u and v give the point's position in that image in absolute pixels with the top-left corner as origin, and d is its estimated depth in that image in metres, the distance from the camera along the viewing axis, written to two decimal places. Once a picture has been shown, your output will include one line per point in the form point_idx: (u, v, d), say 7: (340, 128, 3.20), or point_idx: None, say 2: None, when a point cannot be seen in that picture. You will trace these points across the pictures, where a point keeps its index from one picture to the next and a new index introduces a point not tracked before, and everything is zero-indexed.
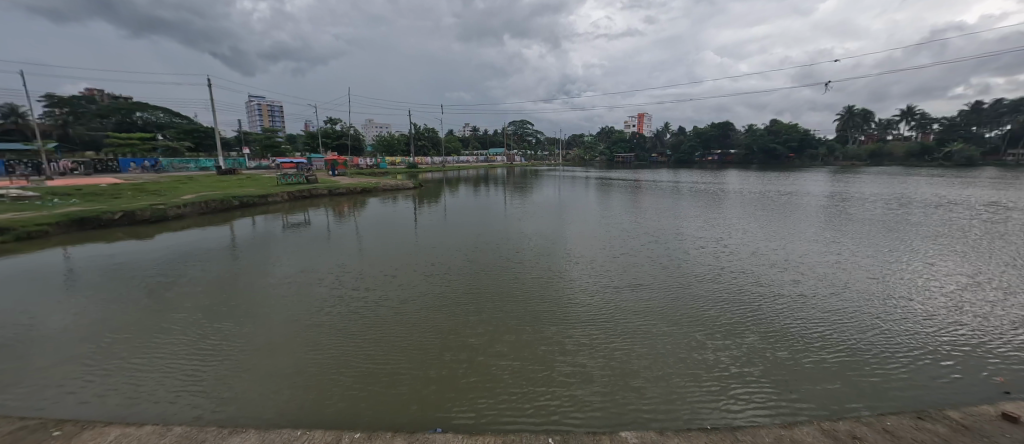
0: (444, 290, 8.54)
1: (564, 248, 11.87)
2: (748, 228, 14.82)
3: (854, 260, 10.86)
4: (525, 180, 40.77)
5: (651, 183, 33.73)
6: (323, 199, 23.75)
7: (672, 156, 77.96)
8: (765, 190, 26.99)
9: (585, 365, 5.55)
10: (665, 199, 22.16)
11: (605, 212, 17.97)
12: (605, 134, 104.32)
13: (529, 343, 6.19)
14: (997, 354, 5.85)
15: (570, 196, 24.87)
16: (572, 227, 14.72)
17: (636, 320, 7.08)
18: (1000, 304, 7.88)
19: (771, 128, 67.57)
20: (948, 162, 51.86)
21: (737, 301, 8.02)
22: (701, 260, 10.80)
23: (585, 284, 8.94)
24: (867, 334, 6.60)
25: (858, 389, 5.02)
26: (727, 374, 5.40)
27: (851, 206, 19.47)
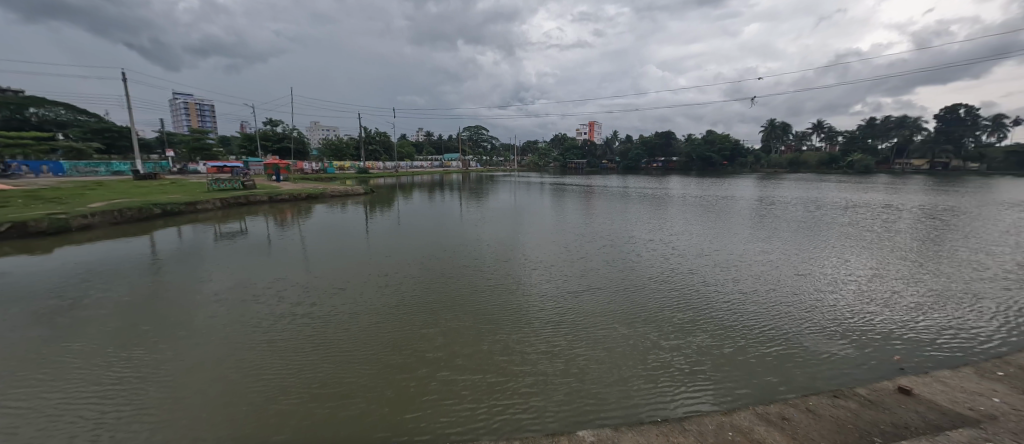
0: (397, 292, 7.39)
1: (519, 248, 10.94)
2: (696, 225, 14.96)
3: (805, 245, 11.18)
4: (480, 185, 40.03)
5: (602, 188, 34.54)
6: (261, 205, 21.37)
7: (619, 163, 80.93)
8: (704, 195, 28.40)
9: (558, 360, 4.81)
10: (617, 204, 22.33)
11: (559, 217, 17.53)
12: (557, 142, 106.72)
13: (495, 342, 5.29)
14: (954, 316, 5.93)
15: (526, 201, 24.44)
16: (527, 230, 13.92)
17: (588, 313, 6.17)
18: (939, 273, 8.26)
19: (707, 137, 72.55)
20: (851, 170, 58.89)
21: (687, 286, 7.38)
22: (652, 251, 10.30)
23: (536, 280, 7.96)
24: (837, 306, 6.47)
25: (790, 358, 4.77)
26: (678, 366, 4.63)
27: (782, 206, 20.98)
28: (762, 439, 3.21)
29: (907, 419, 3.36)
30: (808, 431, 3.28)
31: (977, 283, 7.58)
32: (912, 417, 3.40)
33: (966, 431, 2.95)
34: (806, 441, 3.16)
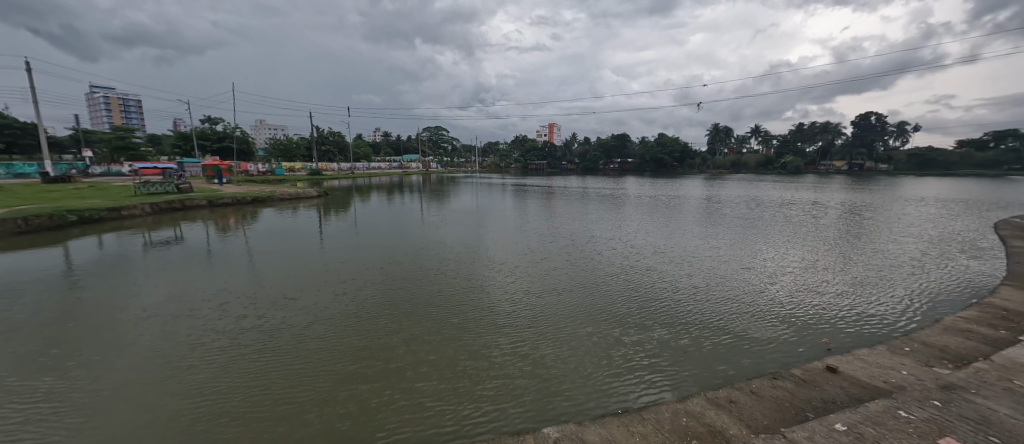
0: (355, 299, 7.11)
1: (482, 250, 10.87)
2: (651, 223, 15.65)
3: (746, 240, 12.08)
4: (440, 187, 39.46)
5: (561, 189, 35.24)
6: (200, 210, 19.66)
7: (578, 165, 83.03)
8: (658, 195, 29.82)
9: (521, 360, 4.85)
10: (577, 204, 22.85)
11: (520, 217, 17.63)
12: (517, 144, 107.67)
13: (459, 346, 5.24)
14: (871, 300, 6.66)
15: (487, 203, 24.38)
16: (489, 231, 13.88)
17: (552, 313, 6.26)
18: (857, 262, 9.25)
19: (659, 140, 76.33)
20: (784, 171, 64.50)
21: (644, 283, 7.70)
22: (611, 250, 10.64)
23: (500, 281, 7.95)
24: (775, 295, 7.05)
25: (737, 345, 5.13)
26: (639, 360, 4.82)
27: (726, 205, 22.55)
28: (713, 422, 3.43)
29: (834, 394, 3.74)
30: (753, 412, 3.54)
31: (890, 270, 8.54)
32: (839, 393, 3.77)
33: (881, 400, 3.31)
34: (750, 421, 3.41)
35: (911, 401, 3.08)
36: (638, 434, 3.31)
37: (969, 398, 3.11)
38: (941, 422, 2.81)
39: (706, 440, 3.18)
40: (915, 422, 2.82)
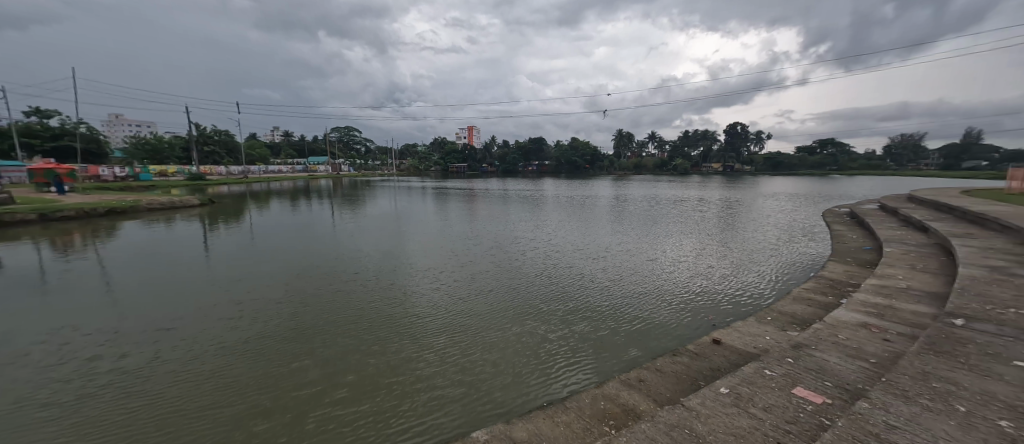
0: (256, 322, 6.27)
1: (402, 257, 10.40)
2: (568, 222, 16.55)
3: (649, 234, 13.49)
4: (353, 191, 36.82)
5: (482, 191, 35.49)
6: (27, 226, 15.49)
7: (499, 167, 84.41)
8: (573, 195, 31.73)
9: (449, 368, 4.76)
10: (499, 206, 23.20)
11: (442, 221, 17.28)
12: (436, 146, 105.51)
13: (382, 362, 4.94)
14: (745, 280, 7.91)
15: (406, 207, 23.44)
16: (410, 237, 13.33)
17: (479, 317, 6.24)
18: (733, 249, 10.94)
19: (573, 144, 81.35)
20: (676, 172, 73.53)
21: (565, 279, 8.10)
22: (533, 250, 10.99)
23: (424, 289, 7.68)
24: (674, 281, 7.97)
25: (645, 329, 5.69)
26: (563, 354, 5.06)
27: (630, 203, 24.93)
28: (627, 401, 3.76)
29: (719, 363, 4.38)
30: (658, 388, 3.97)
31: (757, 254, 10.27)
32: (723, 361, 4.42)
33: (753, 363, 3.96)
34: (657, 396, 3.82)
35: (773, 359, 3.74)
36: (562, 423, 3.47)
37: (810, 352, 3.90)
38: (793, 375, 3.46)
39: (621, 419, 3.47)
40: (775, 377, 3.42)
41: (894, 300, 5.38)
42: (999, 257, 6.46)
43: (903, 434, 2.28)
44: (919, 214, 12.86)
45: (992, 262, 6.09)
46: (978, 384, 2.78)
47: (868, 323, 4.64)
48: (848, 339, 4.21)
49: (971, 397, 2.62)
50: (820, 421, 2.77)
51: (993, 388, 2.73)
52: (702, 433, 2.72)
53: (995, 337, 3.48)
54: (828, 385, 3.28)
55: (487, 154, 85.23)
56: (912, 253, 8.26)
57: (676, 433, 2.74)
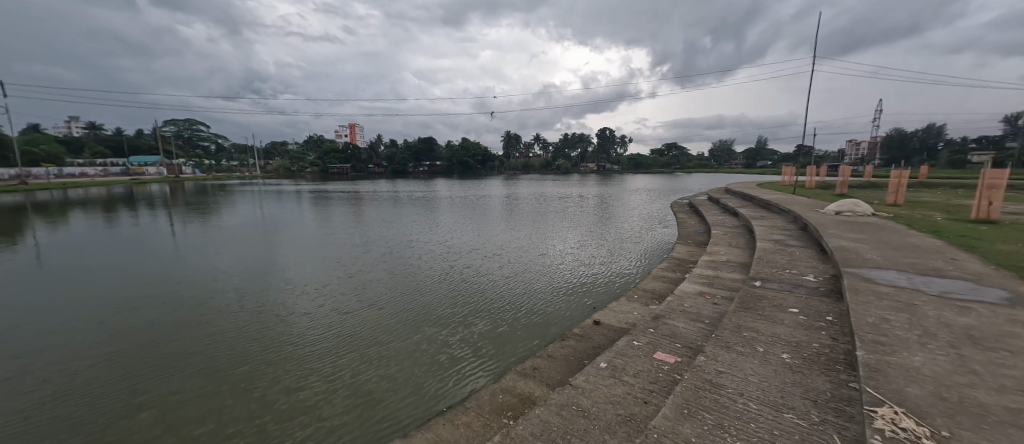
0: (55, 376, 4.72)
1: (275, 272, 9.04)
2: (463, 222, 16.61)
3: (538, 230, 14.42)
4: (201, 197, 30.43)
5: (369, 194, 33.07)
6: None
7: (387, 168, 79.85)
8: (466, 195, 31.91)
9: (338, 393, 4.31)
10: (389, 209, 21.94)
11: (323, 228, 15.56)
12: (312, 144, 94.35)
13: (252, 400, 4.23)
14: (619, 265, 9.06)
15: (276, 214, 20.40)
16: (283, 249, 11.64)
17: (372, 330, 5.80)
18: (609, 239, 12.44)
19: (464, 144, 81.78)
20: (559, 172, 79.99)
21: (463, 280, 8.09)
22: (428, 253, 10.69)
23: (304, 307, 6.80)
24: (562, 272, 8.67)
25: (538, 320, 6.06)
26: (463, 356, 5.04)
27: (521, 201, 26.25)
28: (523, 391, 3.95)
29: (599, 342, 4.93)
30: (550, 373, 4.27)
31: (626, 242, 11.85)
32: (602, 340, 4.98)
33: (624, 337, 4.57)
34: (549, 381, 4.10)
35: (638, 331, 4.37)
36: (462, 425, 3.47)
37: (665, 321, 4.67)
38: (654, 342, 4.09)
39: (518, 409, 3.62)
40: (642, 346, 4.00)
41: (720, 271, 6.82)
42: (779, 232, 8.74)
43: (727, 376, 2.89)
44: (733, 202, 16.54)
45: (776, 236, 8.19)
46: (770, 329, 3.70)
47: (703, 292, 5.78)
48: (691, 306, 5.17)
49: (766, 339, 3.47)
50: (674, 378, 3.32)
51: (778, 330, 3.66)
52: (586, 407, 3.01)
53: (779, 292, 4.68)
54: (678, 346, 3.97)
55: (373, 154, 79.80)
56: (730, 233, 10.58)
57: (565, 412, 2.97)
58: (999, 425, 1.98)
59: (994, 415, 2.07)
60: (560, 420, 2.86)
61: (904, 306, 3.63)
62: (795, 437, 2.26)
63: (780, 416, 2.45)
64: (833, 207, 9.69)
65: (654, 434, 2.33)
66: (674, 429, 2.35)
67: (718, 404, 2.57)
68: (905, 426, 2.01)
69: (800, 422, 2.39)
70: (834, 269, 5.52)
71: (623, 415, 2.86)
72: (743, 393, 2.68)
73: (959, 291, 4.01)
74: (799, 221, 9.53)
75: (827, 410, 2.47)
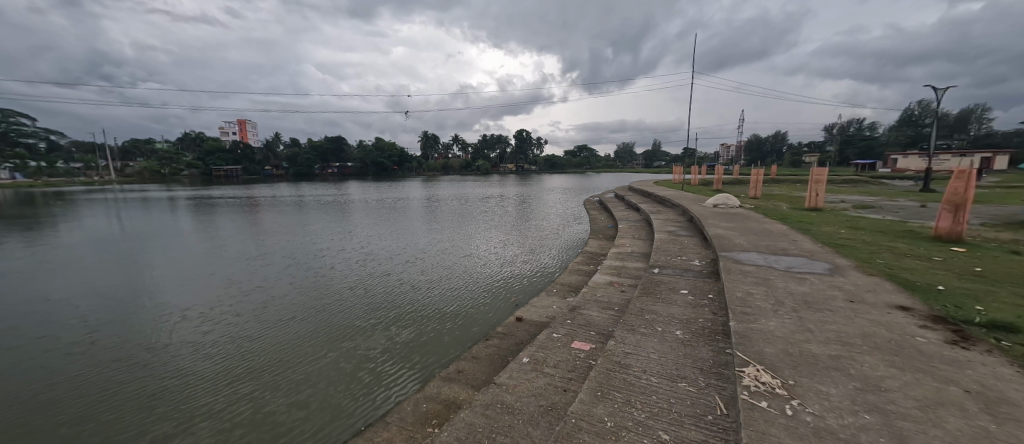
0: None
1: (143, 296, 7.51)
2: (379, 226, 15.71)
3: (460, 231, 14.31)
4: (26, 208, 23.90)
5: (267, 198, 29.37)
6: None
7: (288, 169, 71.86)
8: (382, 198, 30.28)
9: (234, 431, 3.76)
10: (292, 215, 19.74)
11: (209, 240, 13.40)
12: (189, 142, 80.57)
13: None
14: (539, 262, 9.42)
15: (142, 225, 16.98)
16: (154, 267, 9.74)
17: (276, 352, 5.17)
18: (529, 236, 12.89)
19: (377, 144, 77.38)
20: (479, 173, 80.29)
21: (382, 288, 7.65)
22: (342, 261, 9.89)
23: (187, 334, 5.79)
24: (485, 272, 8.72)
25: (463, 322, 6.01)
26: (384, 368, 4.78)
27: (441, 202, 25.76)
28: (448, 396, 3.88)
29: (521, 338, 5.07)
30: (475, 374, 4.26)
31: (545, 239, 12.40)
32: (524, 335, 5.13)
33: (545, 330, 4.78)
34: (473, 382, 4.10)
35: (557, 324, 4.59)
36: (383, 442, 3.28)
37: (580, 311, 4.99)
38: (571, 332, 4.35)
39: (443, 415, 3.55)
40: (560, 338, 4.21)
41: (625, 261, 7.52)
42: (672, 224, 9.95)
43: (633, 356, 3.20)
44: (635, 199, 18.38)
45: (670, 228, 9.30)
46: (666, 310, 4.18)
47: (612, 281, 6.32)
48: (602, 296, 5.61)
49: (664, 319, 3.93)
50: (589, 364, 3.56)
51: (673, 310, 4.16)
52: (510, 403, 3.07)
53: (673, 277, 5.33)
54: (593, 334, 4.28)
55: (270, 154, 71.09)
56: (633, 226, 11.74)
57: (489, 411, 2.99)
58: (825, 369, 2.52)
59: (822, 362, 2.63)
60: (485, 419, 2.88)
61: (762, 281, 4.42)
62: (687, 402, 2.60)
63: (676, 386, 2.78)
64: (712, 200, 11.36)
65: (573, 419, 2.47)
66: (590, 412, 2.52)
67: (626, 383, 2.83)
68: (765, 380, 2.44)
69: (691, 388, 2.75)
70: (714, 254, 6.48)
71: (544, 406, 2.98)
72: (646, 370, 2.99)
73: (799, 266, 5.01)
74: (687, 214, 10.96)
75: (711, 376, 2.89)
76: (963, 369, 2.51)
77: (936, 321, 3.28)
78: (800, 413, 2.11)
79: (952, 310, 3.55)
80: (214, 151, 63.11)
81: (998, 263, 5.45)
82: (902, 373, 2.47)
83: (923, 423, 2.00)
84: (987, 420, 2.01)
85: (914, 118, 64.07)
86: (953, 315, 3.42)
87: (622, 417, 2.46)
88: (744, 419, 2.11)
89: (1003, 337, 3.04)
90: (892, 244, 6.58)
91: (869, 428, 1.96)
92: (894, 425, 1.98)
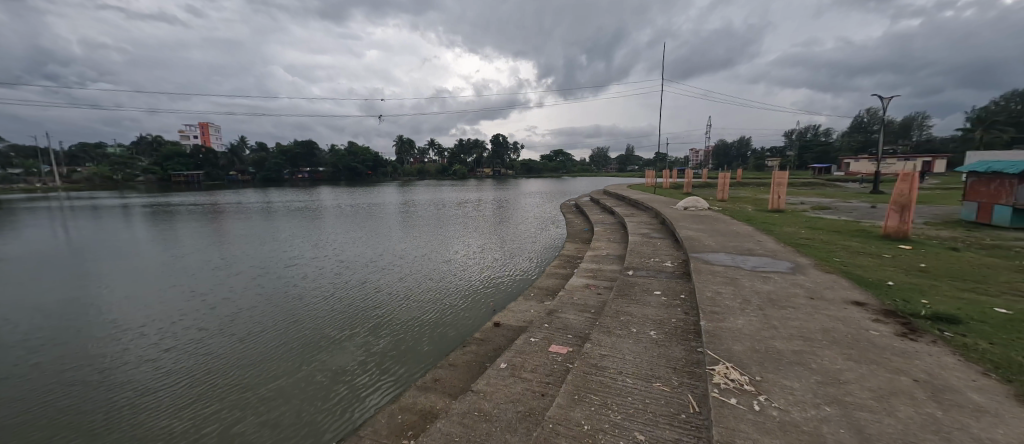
0: None
1: (93, 312, 6.95)
2: (353, 233, 15.28)
3: (438, 236, 14.11)
4: None
5: (231, 205, 28.01)
6: None
7: (255, 175, 68.92)
8: (356, 203, 29.53)
9: None
10: (258, 222, 18.90)
11: (167, 249, 12.62)
12: (145, 146, 75.91)
13: None
14: (517, 266, 9.41)
15: (90, 235, 15.77)
16: (105, 280, 9.04)
17: (244, 368, 4.90)
18: (506, 241, 12.87)
19: (350, 149, 75.48)
20: (456, 177, 79.67)
21: (357, 297, 7.41)
22: (315, 270, 9.52)
23: (144, 352, 5.41)
24: (463, 277, 8.62)
25: (441, 329, 5.90)
26: (360, 380, 4.62)
27: (417, 207, 25.37)
28: (424, 406, 3.79)
29: (499, 343, 5.04)
30: (451, 382, 4.19)
31: (523, 243, 12.41)
32: (502, 341, 5.11)
33: (522, 335, 4.77)
34: (451, 390, 4.03)
35: (534, 327, 4.59)
36: None
37: (557, 314, 5.02)
38: (548, 335, 4.36)
39: (418, 426, 3.47)
40: (538, 342, 4.21)
41: (601, 264, 7.64)
42: (645, 227, 10.20)
43: (609, 358, 3.24)
44: (609, 202, 18.74)
45: (643, 231, 9.53)
46: (640, 311, 4.27)
47: (588, 284, 6.40)
48: (578, 298, 5.66)
49: (638, 320, 4.01)
50: (567, 367, 3.58)
51: (647, 311, 4.25)
52: (488, 410, 3.04)
53: (646, 278, 5.45)
54: (570, 337, 4.30)
55: (235, 158, 67.96)
56: (608, 229, 11.96)
57: (467, 420, 2.94)
58: (789, 364, 2.64)
59: (786, 357, 2.74)
60: (462, 428, 2.83)
61: (730, 280, 4.59)
62: (661, 402, 2.65)
63: (650, 386, 2.83)
64: (682, 203, 11.73)
65: (549, 424, 2.46)
66: (567, 416, 2.52)
67: (602, 384, 2.86)
68: (734, 377, 2.52)
69: (665, 388, 2.80)
70: (685, 255, 6.68)
71: (522, 412, 2.96)
72: (621, 371, 3.03)
73: (764, 265, 5.23)
74: (659, 216, 11.27)
75: (683, 374, 2.96)
76: (912, 359, 2.69)
77: (887, 314, 3.49)
78: (767, 408, 2.18)
79: (901, 304, 3.81)
80: (173, 155, 59.68)
81: (939, 259, 5.89)
82: (858, 365, 2.61)
83: (877, 412, 2.12)
84: (934, 406, 2.15)
85: (864, 125, 68.65)
86: (901, 309, 3.65)
87: (599, 420, 2.48)
88: (714, 416, 2.17)
89: (945, 328, 3.27)
90: (846, 243, 7.00)
91: (830, 419, 2.06)
92: (853, 415, 2.09)
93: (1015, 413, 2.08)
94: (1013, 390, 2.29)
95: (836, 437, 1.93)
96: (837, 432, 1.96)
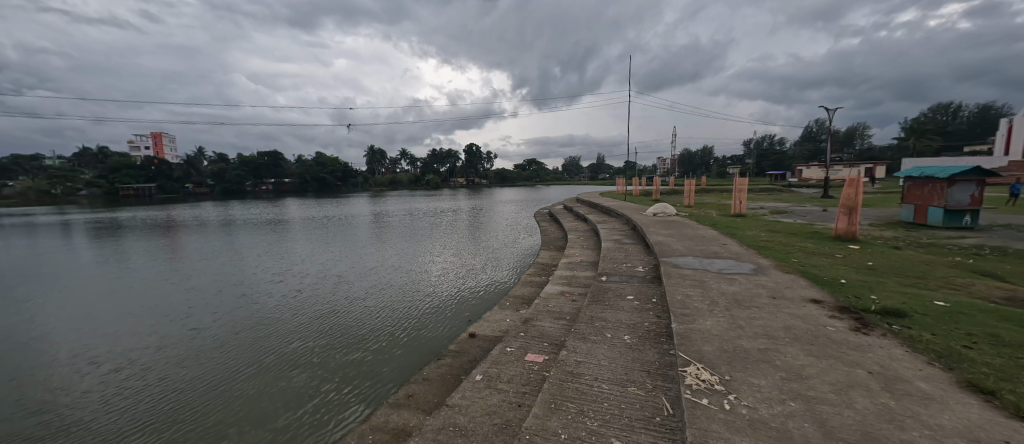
0: None
1: (51, 344, 6.32)
2: (328, 247, 14.72)
3: (417, 247, 13.77)
4: None
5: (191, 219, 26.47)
6: None
7: (214, 187, 65.83)
8: (325, 215, 28.72)
9: None
10: (219, 237, 17.92)
11: (119, 269, 11.71)
12: (92, 156, 70.75)
13: None
14: (493, 275, 9.34)
15: (27, 256, 14.41)
16: (54, 308, 8.23)
17: (235, 398, 4.60)
18: (482, 251, 12.64)
19: (316, 159, 73.31)
20: (430, 187, 78.44)
21: (343, 314, 7.09)
22: (300, 287, 9.05)
23: (121, 385, 4.96)
24: (446, 287, 8.50)
25: (419, 340, 5.86)
26: (354, 399, 4.46)
27: (390, 218, 24.99)
28: (396, 424, 3.65)
29: (472, 355, 4.93)
30: (425, 398, 4.06)
31: (501, 251, 12.37)
32: (478, 352, 5.01)
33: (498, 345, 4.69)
34: (424, 406, 3.90)
35: (512, 337, 4.52)
36: None
37: (534, 322, 4.99)
38: (524, 345, 4.31)
39: None
40: (514, 351, 4.15)
41: (576, 271, 7.69)
42: (617, 233, 10.43)
43: (585, 364, 3.24)
44: (582, 210, 19.04)
45: (615, 237, 9.72)
46: (615, 316, 4.33)
47: (563, 291, 6.43)
48: (553, 306, 5.66)
49: (612, 325, 4.05)
50: (543, 376, 3.55)
51: (620, 316, 4.30)
52: (463, 425, 2.95)
53: (619, 284, 5.53)
54: (546, 345, 4.28)
55: (193, 170, 64.40)
56: (582, 236, 12.19)
57: (443, 435, 2.85)
58: (756, 362, 2.73)
59: (752, 356, 2.83)
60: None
61: (698, 282, 4.75)
62: (636, 406, 2.67)
63: (626, 391, 2.85)
64: (652, 210, 12.10)
65: (528, 435, 2.41)
66: (544, 426, 2.48)
67: (578, 391, 2.85)
68: (705, 378, 2.58)
69: (640, 392, 2.83)
70: (655, 260, 6.83)
71: (499, 424, 2.90)
72: (597, 378, 3.03)
73: (729, 267, 5.44)
74: (630, 224, 11.53)
75: (656, 377, 3.01)
76: (865, 352, 2.85)
77: (842, 311, 3.69)
78: (737, 407, 2.24)
79: (854, 301, 4.05)
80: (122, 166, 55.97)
81: (885, 258, 6.31)
82: (817, 360, 2.74)
83: (838, 405, 2.21)
84: (887, 397, 2.27)
85: (813, 134, 73.82)
86: (855, 305, 3.88)
87: (576, 428, 2.45)
88: (687, 417, 2.20)
89: (893, 322, 3.50)
90: (803, 245, 7.38)
91: (796, 415, 2.12)
92: (815, 409, 2.17)
93: (958, 398, 2.24)
94: (954, 376, 2.47)
95: (801, 432, 1.99)
96: (803, 427, 2.02)
